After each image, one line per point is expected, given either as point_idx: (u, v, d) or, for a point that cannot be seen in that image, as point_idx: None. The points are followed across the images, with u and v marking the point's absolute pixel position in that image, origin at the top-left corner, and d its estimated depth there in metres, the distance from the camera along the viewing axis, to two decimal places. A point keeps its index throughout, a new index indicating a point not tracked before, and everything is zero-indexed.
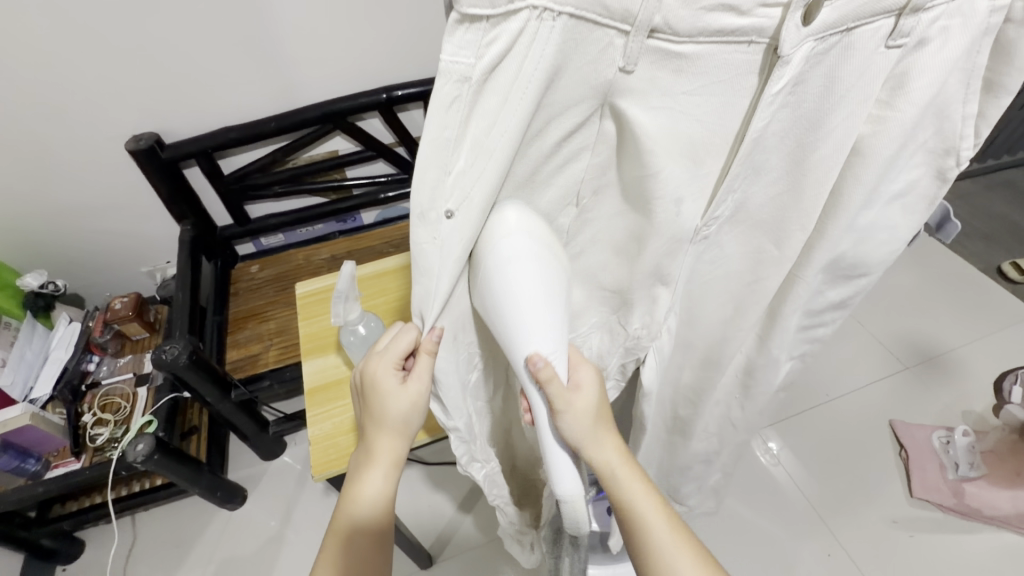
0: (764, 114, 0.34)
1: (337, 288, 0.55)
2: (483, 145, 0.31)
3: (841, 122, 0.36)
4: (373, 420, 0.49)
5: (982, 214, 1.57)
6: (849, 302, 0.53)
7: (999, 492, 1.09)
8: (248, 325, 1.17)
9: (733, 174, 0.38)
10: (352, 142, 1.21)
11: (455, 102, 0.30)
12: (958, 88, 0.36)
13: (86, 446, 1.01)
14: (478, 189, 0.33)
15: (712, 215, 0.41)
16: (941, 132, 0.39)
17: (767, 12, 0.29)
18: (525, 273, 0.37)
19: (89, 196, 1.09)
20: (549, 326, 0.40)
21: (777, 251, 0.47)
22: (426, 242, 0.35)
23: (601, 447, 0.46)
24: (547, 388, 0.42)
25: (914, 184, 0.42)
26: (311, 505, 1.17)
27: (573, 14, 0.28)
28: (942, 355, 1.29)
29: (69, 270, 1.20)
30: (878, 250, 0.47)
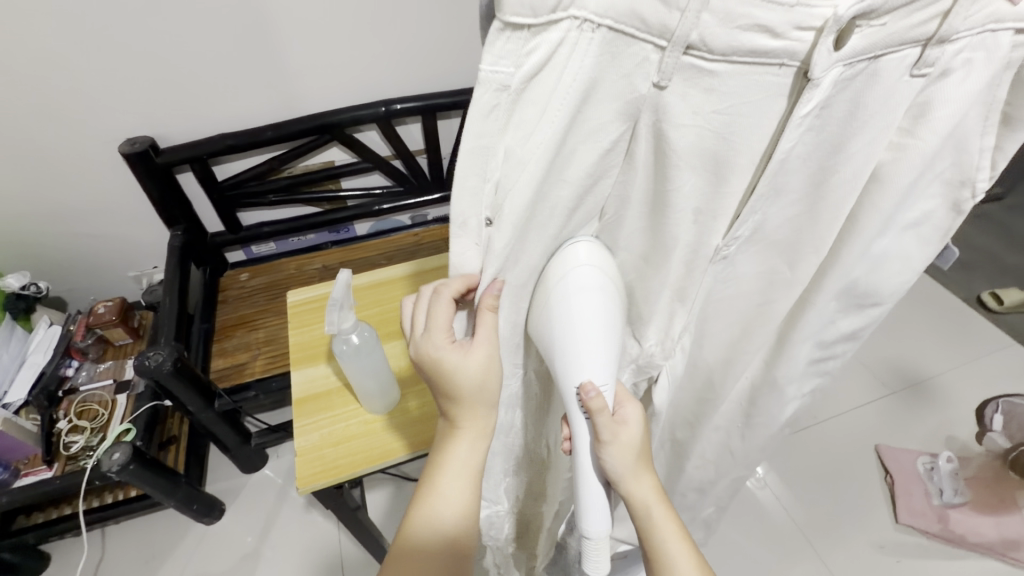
0: (791, 136, 0.34)
1: (332, 295, 0.56)
2: (519, 155, 0.33)
3: (863, 148, 0.37)
4: (455, 399, 0.47)
5: (963, 244, 1.62)
6: (859, 334, 0.54)
7: (983, 519, 1.10)
8: (236, 333, 1.15)
9: (760, 192, 0.37)
10: (349, 154, 1.22)
11: (494, 110, 0.31)
12: (977, 121, 0.37)
13: (60, 454, 0.97)
14: (514, 201, 0.35)
15: (732, 235, 0.41)
16: (958, 164, 0.40)
17: (801, 35, 0.29)
18: (591, 305, 0.42)
19: (78, 198, 1.08)
20: (608, 355, 0.43)
21: (790, 274, 0.47)
22: (467, 248, 0.38)
23: (639, 483, 0.47)
24: (596, 417, 0.43)
25: (930, 214, 0.44)
26: (292, 521, 1.13)
27: (612, 27, 0.29)
28: (926, 381, 1.31)
29: (53, 273, 1.17)
30: (891, 281, 0.48)
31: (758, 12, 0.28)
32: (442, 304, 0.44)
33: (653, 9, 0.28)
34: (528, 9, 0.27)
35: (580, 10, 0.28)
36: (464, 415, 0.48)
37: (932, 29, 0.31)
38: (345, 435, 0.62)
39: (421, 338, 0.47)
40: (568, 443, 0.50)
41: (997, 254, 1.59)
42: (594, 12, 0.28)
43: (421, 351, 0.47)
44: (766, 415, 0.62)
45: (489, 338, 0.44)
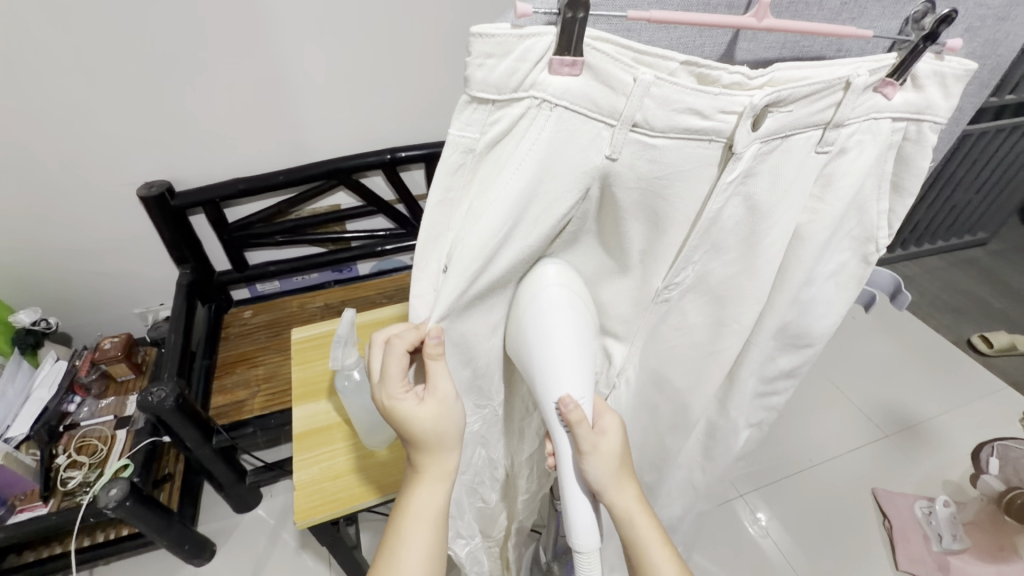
0: (717, 200, 0.39)
1: (337, 332, 0.59)
2: (476, 211, 0.37)
3: (786, 214, 0.42)
4: (418, 445, 0.49)
5: (948, 288, 1.67)
6: (797, 371, 0.59)
7: (983, 566, 1.09)
8: (236, 369, 1.17)
9: (689, 248, 0.42)
10: (355, 198, 1.27)
11: (459, 168, 0.36)
12: (872, 189, 0.44)
13: (56, 490, 0.97)
14: (467, 254, 0.38)
15: (671, 280, 0.45)
16: (862, 224, 0.46)
17: (724, 118, 0.34)
18: (563, 323, 0.44)
19: (95, 239, 1.13)
20: (580, 379, 0.46)
21: (737, 326, 0.50)
22: (426, 290, 0.42)
23: (620, 494, 0.49)
24: (576, 429, 0.45)
25: (845, 266, 0.49)
26: (282, 563, 1.12)
27: (568, 107, 0.33)
28: (919, 423, 1.32)
29: (62, 309, 1.21)
30: (820, 322, 0.53)
31: (689, 99, 0.33)
32: (393, 356, 0.46)
33: (603, 94, 0.33)
34: (492, 87, 0.32)
35: (539, 91, 0.32)
36: (427, 461, 0.50)
37: (829, 115, 0.37)
38: (344, 468, 0.63)
39: (377, 386, 0.49)
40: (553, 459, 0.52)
41: (983, 297, 1.63)
42: (552, 95, 0.32)
43: (378, 399, 0.48)
44: (729, 454, 0.65)
45: (447, 385, 0.47)
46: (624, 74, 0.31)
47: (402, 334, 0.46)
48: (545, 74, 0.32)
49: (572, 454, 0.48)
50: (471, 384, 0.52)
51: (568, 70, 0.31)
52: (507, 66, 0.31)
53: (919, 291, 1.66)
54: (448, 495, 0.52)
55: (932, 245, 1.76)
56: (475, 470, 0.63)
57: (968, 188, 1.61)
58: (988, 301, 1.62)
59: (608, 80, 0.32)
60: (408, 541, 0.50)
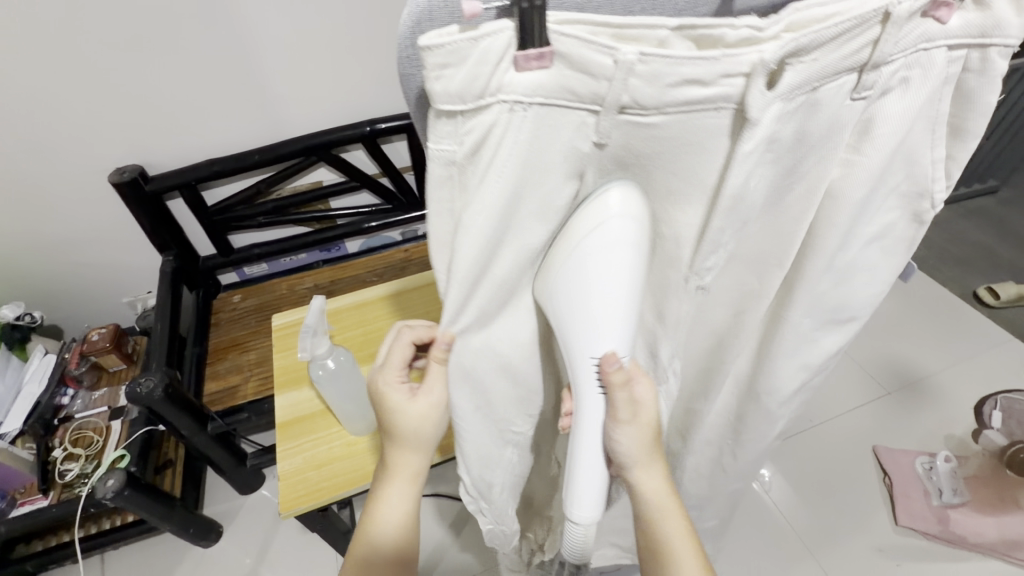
0: (739, 171, 0.34)
1: (306, 321, 0.56)
2: (464, 224, 0.33)
3: (814, 169, 0.38)
4: (392, 438, 0.48)
5: (958, 241, 1.61)
6: (843, 348, 0.54)
7: (984, 519, 1.09)
8: (229, 355, 1.16)
9: (715, 228, 0.37)
10: (337, 174, 1.23)
11: (447, 181, 0.32)
12: (924, 134, 0.39)
13: (55, 482, 0.98)
14: (465, 265, 0.35)
15: (699, 266, 0.40)
16: (913, 176, 0.41)
17: (731, 81, 0.30)
18: (621, 260, 0.39)
19: (71, 230, 1.10)
20: (625, 329, 0.43)
21: (759, 284, 0.46)
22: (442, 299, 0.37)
23: (650, 472, 0.49)
24: (614, 390, 0.44)
25: (892, 226, 0.45)
26: (289, 540, 1.14)
27: (544, 103, 0.29)
28: (921, 380, 1.30)
29: (48, 303, 1.19)
30: (862, 289, 0.48)
31: (685, 69, 0.29)
32: (401, 346, 0.50)
33: (582, 83, 0.29)
34: (456, 97, 0.28)
35: (509, 94, 0.29)
36: (395, 457, 0.49)
37: (865, 56, 0.32)
38: (328, 457, 0.62)
39: (377, 370, 0.49)
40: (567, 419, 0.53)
41: (993, 248, 1.58)
42: (523, 95, 0.29)
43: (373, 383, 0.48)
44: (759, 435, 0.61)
45: (441, 391, 0.45)
46: (602, 57, 0.27)
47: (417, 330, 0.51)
48: (512, 74, 0.28)
49: (601, 417, 0.47)
50: None
51: (536, 64, 0.27)
52: (465, 75, 0.27)
53: (925, 244, 1.61)
54: (417, 498, 0.50)
55: (943, 195, 1.69)
56: None
57: None
58: (997, 252, 1.57)
59: (584, 67, 0.28)
60: (381, 521, 0.48)
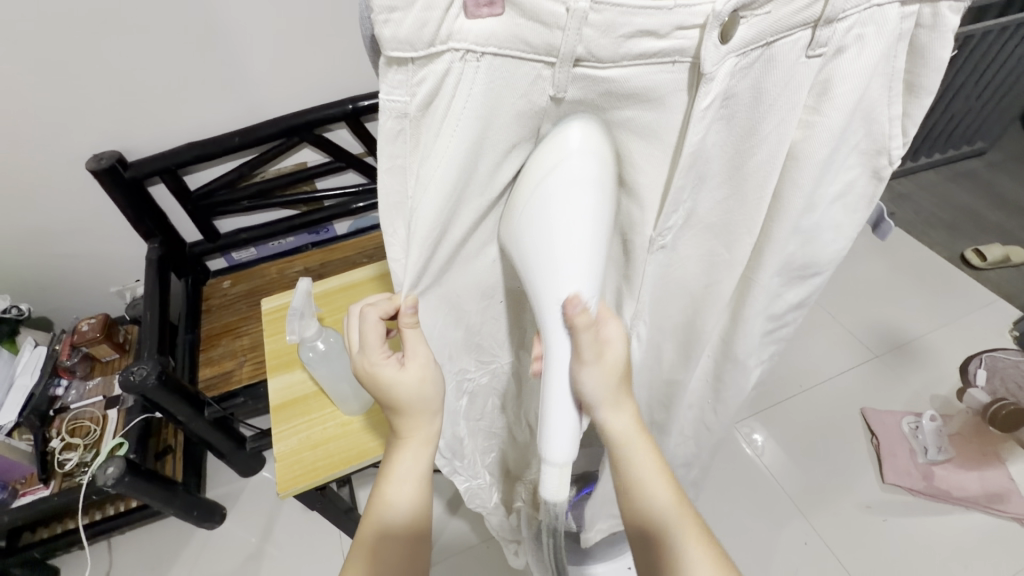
0: (698, 128, 0.33)
1: (292, 303, 0.56)
2: (423, 179, 0.33)
3: (773, 129, 0.37)
4: (398, 411, 0.47)
5: (946, 204, 1.61)
6: (808, 301, 0.53)
7: (967, 473, 1.13)
8: (222, 341, 1.15)
9: (676, 186, 0.37)
10: (320, 154, 1.21)
11: (400, 135, 0.31)
12: (881, 92, 0.37)
13: (55, 471, 0.99)
14: (426, 225, 0.34)
15: (663, 226, 0.41)
16: (872, 134, 0.39)
17: (686, 33, 0.30)
18: (578, 205, 0.37)
19: (52, 220, 1.08)
20: (593, 266, 0.40)
21: (724, 253, 0.46)
22: (400, 260, 0.38)
23: (617, 413, 0.46)
24: (580, 334, 0.41)
25: (851, 184, 0.43)
26: (292, 520, 1.16)
27: (497, 54, 0.29)
28: (908, 343, 1.32)
29: (35, 295, 1.18)
30: (829, 247, 0.47)
31: (639, 20, 0.28)
32: (369, 324, 0.46)
33: (535, 32, 0.28)
34: (405, 44, 0.27)
35: (460, 42, 0.28)
36: (402, 425, 0.48)
37: (818, 11, 0.31)
38: (323, 437, 0.63)
39: (358, 355, 0.47)
40: (539, 363, 0.47)
41: (979, 210, 1.59)
42: (475, 43, 0.28)
43: (360, 368, 0.47)
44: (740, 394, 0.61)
45: (426, 350, 0.45)
46: (554, 5, 0.27)
47: (377, 303, 0.47)
48: (463, 21, 0.27)
49: (568, 360, 0.43)
50: (466, 344, 0.50)
51: (487, 10, 0.27)
52: (414, 20, 0.26)
53: (914, 208, 1.61)
54: (431, 464, 0.50)
55: (931, 158, 1.69)
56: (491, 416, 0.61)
57: (969, 94, 1.53)
58: (983, 214, 1.58)
59: (536, 15, 0.27)
60: (393, 499, 0.48)
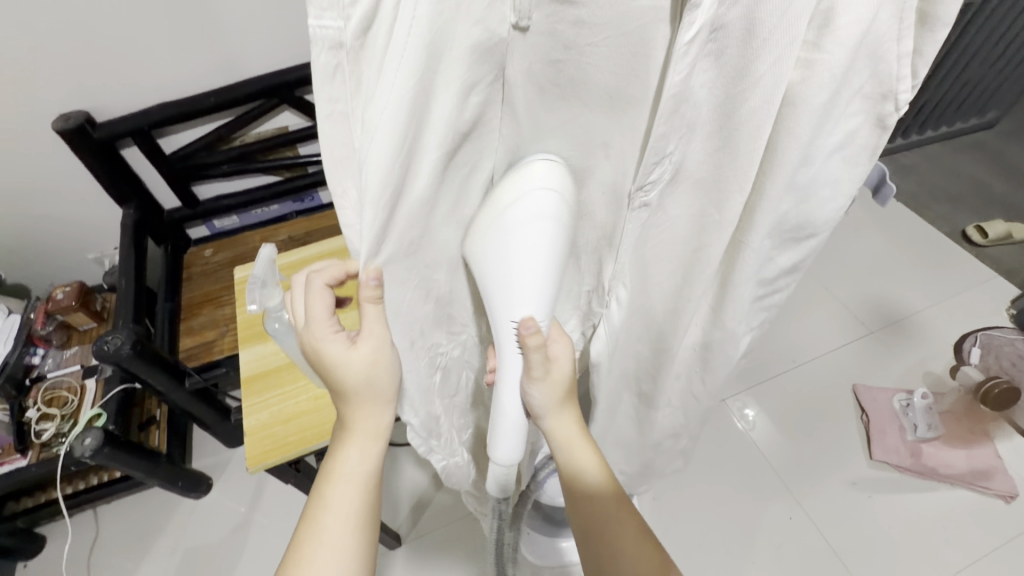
0: (679, 67, 0.30)
1: (255, 272, 0.50)
2: (367, 127, 0.28)
3: (768, 70, 0.33)
4: (345, 396, 0.46)
5: (951, 177, 1.57)
6: (801, 266, 0.50)
7: (955, 451, 1.13)
8: (203, 311, 1.12)
9: (657, 136, 0.34)
10: (302, 117, 1.15)
11: (337, 73, 0.26)
12: (890, 23, 0.32)
13: (32, 442, 0.97)
14: (378, 180, 0.30)
15: (643, 180, 0.37)
16: (876, 75, 0.35)
17: None
18: (539, 233, 0.39)
19: (21, 184, 1.03)
20: (545, 293, 0.43)
21: (717, 215, 0.43)
22: (353, 225, 0.33)
23: (558, 418, 0.50)
24: (530, 352, 0.44)
25: (852, 135, 0.39)
26: (278, 489, 1.16)
27: None
28: (906, 320, 1.30)
29: (10, 262, 1.14)
30: (826, 209, 0.44)
31: None
32: (315, 291, 0.45)
33: None
34: None
35: None
36: (350, 414, 0.48)
37: None
38: (295, 411, 0.61)
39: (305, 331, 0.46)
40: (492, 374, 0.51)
41: (984, 184, 1.55)
42: None
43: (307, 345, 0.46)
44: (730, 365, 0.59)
45: (383, 330, 0.42)
46: None
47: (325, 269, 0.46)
48: None
49: (519, 376, 0.48)
50: (437, 320, 0.47)
51: None
52: None
53: (918, 182, 1.57)
54: (380, 456, 0.49)
55: (938, 130, 1.63)
56: (465, 393, 0.58)
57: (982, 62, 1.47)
58: (988, 187, 1.54)
59: None
60: (333, 498, 0.47)
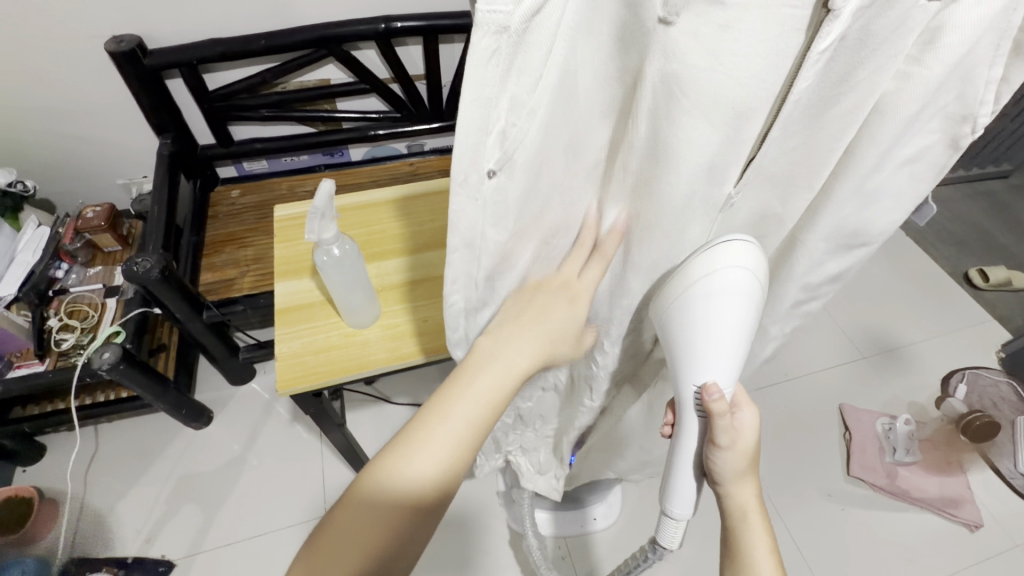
0: (808, 74, 0.32)
1: (313, 204, 0.53)
2: (519, 103, 0.30)
3: (868, 76, 0.34)
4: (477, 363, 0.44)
5: (961, 221, 1.61)
6: (845, 276, 0.50)
7: (929, 477, 1.17)
8: (225, 249, 1.14)
9: (771, 138, 0.37)
10: (345, 72, 1.17)
11: (494, 55, 0.27)
12: (988, 49, 0.32)
13: (51, 350, 1.00)
14: (523, 145, 0.33)
15: (743, 183, 0.39)
16: (963, 97, 0.35)
17: None
18: (728, 306, 0.43)
19: (63, 100, 1.05)
20: (729, 361, 0.45)
21: (780, 209, 0.45)
22: (467, 209, 0.34)
23: (743, 487, 0.48)
24: (716, 417, 0.45)
25: (926, 150, 0.39)
26: (277, 432, 1.19)
27: None
28: (898, 349, 1.34)
29: (41, 177, 1.16)
30: (885, 223, 0.44)
31: None
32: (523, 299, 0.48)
33: None
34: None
35: None
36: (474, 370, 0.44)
37: None
38: (325, 344, 0.64)
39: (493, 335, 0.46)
40: (669, 427, 0.52)
41: (991, 231, 1.59)
42: None
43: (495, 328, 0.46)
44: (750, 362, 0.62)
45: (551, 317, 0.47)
46: None
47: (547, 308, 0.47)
48: None
49: (699, 439, 0.48)
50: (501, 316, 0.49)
51: None
52: None
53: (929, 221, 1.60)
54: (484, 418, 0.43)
55: (951, 175, 1.66)
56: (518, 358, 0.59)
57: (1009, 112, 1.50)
58: (995, 235, 1.58)
59: None
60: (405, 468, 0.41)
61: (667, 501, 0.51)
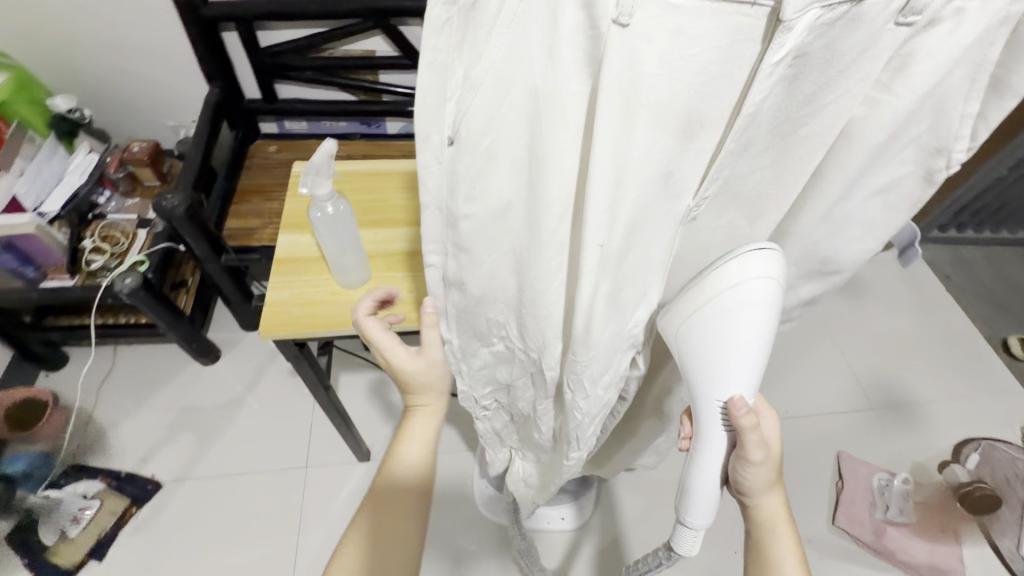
0: (762, 86, 0.32)
1: (311, 160, 0.56)
2: (472, 79, 0.32)
3: (834, 100, 0.35)
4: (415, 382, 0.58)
5: (1007, 283, 1.51)
6: (819, 299, 0.54)
7: (919, 542, 1.12)
8: (253, 199, 1.19)
9: (726, 151, 0.36)
10: (391, 47, 1.20)
11: (446, 26, 0.31)
12: (963, 81, 0.34)
13: (81, 268, 1.08)
14: (476, 116, 0.34)
15: (702, 195, 0.39)
16: (938, 129, 0.37)
17: None
18: (754, 320, 0.42)
19: (126, 39, 1.12)
20: (751, 373, 0.46)
21: (748, 229, 0.46)
22: (430, 166, 0.37)
23: (768, 496, 0.52)
24: (743, 428, 0.47)
25: (901, 181, 0.41)
26: (276, 380, 1.24)
27: None
28: (913, 405, 1.28)
29: (99, 109, 1.24)
30: (851, 247, 0.47)
31: None
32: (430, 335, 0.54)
33: None
34: None
35: None
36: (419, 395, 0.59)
37: None
38: (311, 299, 0.67)
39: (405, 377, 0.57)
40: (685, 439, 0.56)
41: None
42: None
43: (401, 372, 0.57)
44: None
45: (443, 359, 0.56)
46: None
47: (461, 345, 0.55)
48: None
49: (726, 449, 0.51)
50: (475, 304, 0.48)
51: None
52: None
53: (972, 279, 1.51)
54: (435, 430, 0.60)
55: (998, 234, 1.57)
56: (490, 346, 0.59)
57: None
58: None
59: None
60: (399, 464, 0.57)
61: (685, 510, 0.53)
